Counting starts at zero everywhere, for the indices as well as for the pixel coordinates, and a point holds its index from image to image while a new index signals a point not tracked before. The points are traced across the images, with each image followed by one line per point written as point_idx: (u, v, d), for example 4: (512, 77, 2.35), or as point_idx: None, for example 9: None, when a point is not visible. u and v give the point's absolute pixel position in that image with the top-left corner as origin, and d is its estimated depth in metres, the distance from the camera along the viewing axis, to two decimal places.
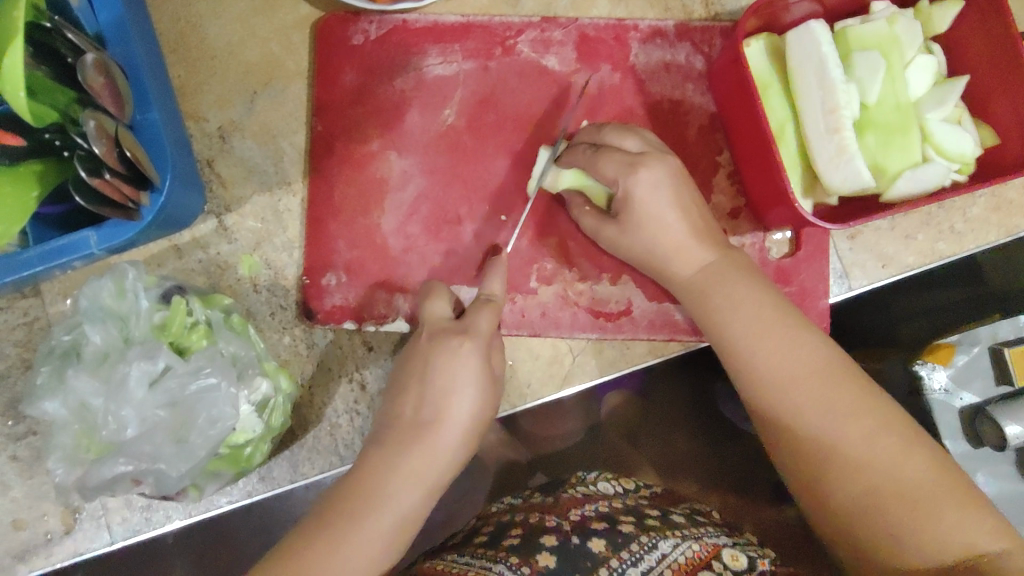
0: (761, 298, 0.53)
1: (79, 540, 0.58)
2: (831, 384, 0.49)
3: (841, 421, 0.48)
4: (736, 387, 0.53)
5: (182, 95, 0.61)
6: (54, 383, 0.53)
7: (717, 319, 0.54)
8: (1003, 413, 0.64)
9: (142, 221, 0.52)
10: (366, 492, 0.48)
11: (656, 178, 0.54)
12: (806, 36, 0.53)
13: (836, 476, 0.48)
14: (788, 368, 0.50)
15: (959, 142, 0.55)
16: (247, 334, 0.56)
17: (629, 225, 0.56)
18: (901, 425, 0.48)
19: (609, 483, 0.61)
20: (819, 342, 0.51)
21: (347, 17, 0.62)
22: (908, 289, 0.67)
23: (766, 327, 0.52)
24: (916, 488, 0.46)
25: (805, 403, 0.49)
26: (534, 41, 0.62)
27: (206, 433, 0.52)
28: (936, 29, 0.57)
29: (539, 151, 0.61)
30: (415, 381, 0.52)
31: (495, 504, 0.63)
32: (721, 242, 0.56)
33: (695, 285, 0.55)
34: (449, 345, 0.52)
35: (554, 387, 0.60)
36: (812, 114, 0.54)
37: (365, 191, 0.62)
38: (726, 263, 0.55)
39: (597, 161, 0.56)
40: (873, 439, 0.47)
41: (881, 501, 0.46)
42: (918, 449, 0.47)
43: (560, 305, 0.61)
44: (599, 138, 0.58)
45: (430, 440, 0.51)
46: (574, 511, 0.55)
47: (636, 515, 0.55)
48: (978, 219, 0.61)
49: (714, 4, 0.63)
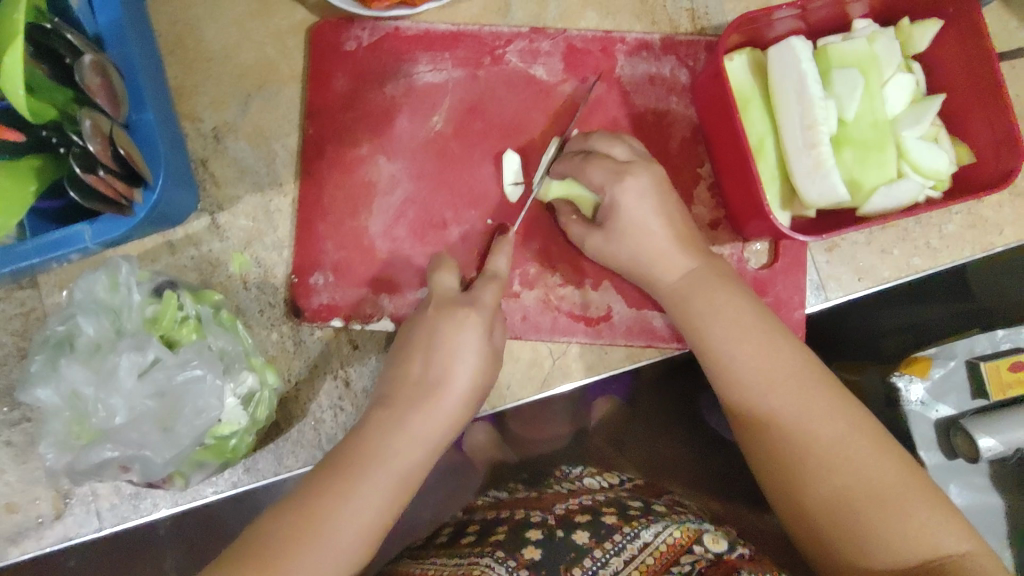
0: (741, 304, 0.54)
1: (68, 525, 0.60)
2: (805, 388, 0.51)
3: (814, 424, 0.49)
4: (715, 391, 0.55)
5: (179, 96, 0.63)
6: (46, 371, 0.55)
7: (698, 322, 0.55)
8: (978, 426, 0.65)
9: (135, 217, 0.53)
10: (355, 467, 0.48)
11: (641, 187, 0.56)
12: (786, 51, 0.54)
13: (807, 477, 0.49)
14: (765, 371, 0.52)
15: (934, 159, 0.56)
16: (236, 330, 0.58)
17: (612, 233, 0.57)
18: (871, 429, 0.49)
19: (593, 478, 0.63)
20: (795, 347, 0.53)
21: (340, 24, 0.64)
22: (897, 300, 0.69)
23: (745, 331, 0.53)
24: (884, 489, 0.47)
25: (779, 406, 0.51)
26: (522, 51, 0.64)
27: (191, 423, 0.54)
28: (915, 48, 0.58)
29: (506, 155, 0.63)
30: (404, 379, 0.53)
31: (482, 498, 0.66)
32: (703, 250, 0.57)
33: (677, 291, 0.56)
34: (455, 315, 0.54)
35: (532, 389, 0.62)
36: (791, 129, 0.55)
37: (354, 194, 0.63)
38: (705, 269, 0.56)
39: (584, 168, 0.57)
40: (844, 442, 0.49)
41: (851, 501, 0.47)
42: (886, 451, 0.49)
43: (541, 309, 0.63)
44: (585, 147, 0.59)
45: (416, 420, 0.51)
46: (558, 504, 0.57)
47: (618, 506, 0.57)
48: (953, 236, 0.62)
49: (700, 19, 0.64)
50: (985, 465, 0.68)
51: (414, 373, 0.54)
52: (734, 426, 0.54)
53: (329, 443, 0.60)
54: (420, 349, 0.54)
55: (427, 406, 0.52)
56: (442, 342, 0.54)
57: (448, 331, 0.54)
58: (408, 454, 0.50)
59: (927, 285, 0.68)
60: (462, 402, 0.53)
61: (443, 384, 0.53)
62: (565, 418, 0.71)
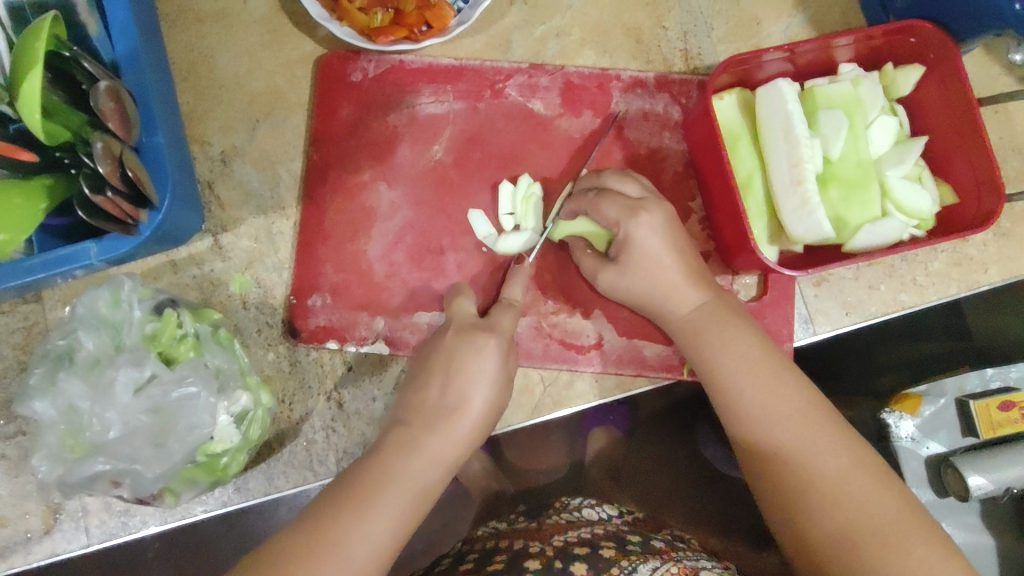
0: (750, 339, 0.55)
1: (57, 540, 0.60)
2: (810, 423, 0.51)
3: (820, 460, 0.50)
4: (724, 424, 0.55)
5: (189, 121, 0.65)
6: (45, 384, 0.55)
7: (708, 355, 0.56)
8: (967, 464, 0.65)
9: (140, 236, 0.54)
10: (365, 496, 0.48)
11: (655, 224, 0.57)
12: (774, 91, 0.56)
13: (813, 509, 0.49)
14: (772, 407, 0.52)
15: (917, 199, 0.58)
16: (232, 348, 0.59)
17: (625, 268, 0.58)
18: (874, 466, 0.50)
19: (594, 509, 0.63)
20: (801, 383, 0.53)
21: (348, 56, 0.66)
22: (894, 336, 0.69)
23: (754, 365, 0.54)
24: (886, 526, 0.47)
25: (785, 440, 0.51)
26: (521, 86, 0.66)
27: (184, 439, 0.54)
28: (899, 91, 0.60)
29: (500, 186, 0.65)
30: (419, 399, 0.54)
31: (482, 527, 0.65)
32: (714, 285, 0.58)
33: (689, 324, 0.57)
34: (474, 341, 0.55)
35: (523, 416, 0.63)
36: (779, 166, 0.56)
37: (355, 219, 0.65)
38: (717, 303, 0.57)
39: (599, 205, 0.59)
40: (847, 476, 0.49)
41: (854, 534, 0.47)
42: (889, 488, 0.49)
43: (533, 335, 0.64)
44: (598, 184, 0.61)
45: (430, 445, 0.51)
46: (557, 536, 0.57)
47: (617, 540, 0.57)
48: (939, 273, 0.63)
49: (694, 58, 0.67)
50: (976, 504, 0.68)
51: (434, 394, 0.54)
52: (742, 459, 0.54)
53: (322, 465, 0.61)
54: (432, 373, 0.55)
55: (442, 433, 0.52)
56: (450, 377, 0.54)
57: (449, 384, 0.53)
58: (418, 479, 0.50)
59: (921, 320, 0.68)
60: (481, 423, 0.54)
61: (461, 410, 0.53)
62: (563, 450, 0.70)
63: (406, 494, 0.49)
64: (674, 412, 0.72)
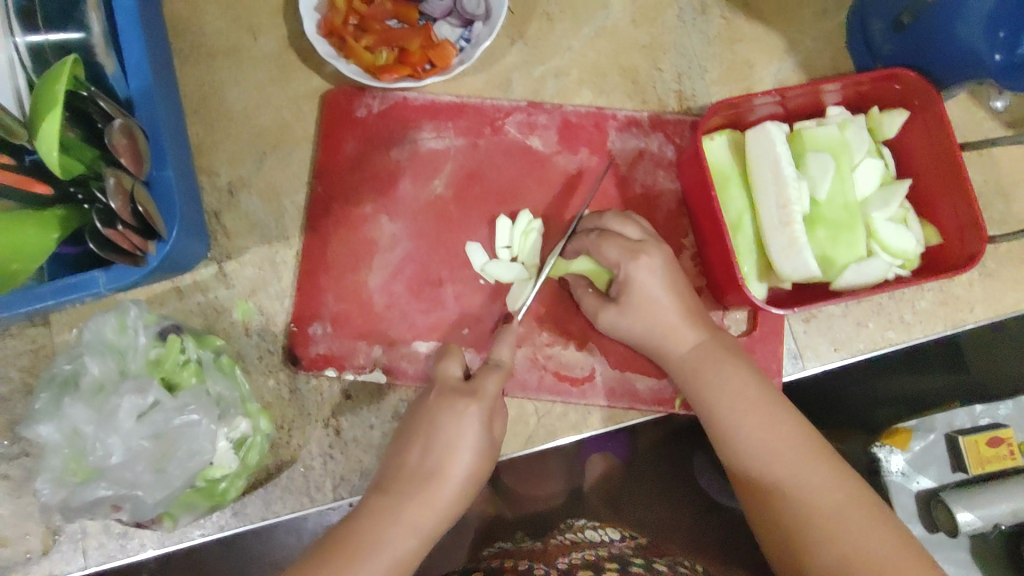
0: (746, 378, 0.56)
1: (55, 561, 0.61)
2: (805, 459, 0.52)
3: (816, 496, 0.51)
4: (724, 463, 0.56)
5: (199, 152, 0.67)
6: (51, 408, 0.57)
7: (705, 393, 0.57)
8: (957, 501, 0.66)
9: (147, 267, 0.56)
10: (366, 541, 0.50)
11: (655, 265, 0.58)
12: (763, 134, 0.58)
13: (811, 543, 0.49)
14: (769, 444, 0.53)
15: (901, 239, 0.59)
16: (234, 375, 0.61)
17: (624, 307, 0.59)
18: (869, 502, 0.50)
19: (596, 531, 0.65)
20: (797, 421, 0.55)
21: (353, 92, 0.68)
22: (892, 367, 0.68)
23: (751, 404, 0.55)
24: (882, 560, 0.47)
25: (783, 476, 0.52)
26: (520, 123, 0.68)
27: (183, 465, 0.56)
28: (885, 134, 0.62)
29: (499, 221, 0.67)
30: (425, 427, 0.55)
31: (489, 547, 0.67)
32: (710, 325, 0.60)
33: (685, 363, 0.58)
34: (455, 406, 0.55)
35: (518, 445, 0.66)
36: (768, 206, 0.58)
37: (356, 250, 0.67)
38: (713, 342, 0.58)
39: (600, 245, 0.60)
40: (842, 512, 0.50)
41: (853, 569, 0.47)
42: (883, 524, 0.49)
43: (528, 366, 0.66)
44: (599, 225, 0.62)
45: (431, 490, 0.53)
46: (561, 558, 0.58)
47: (620, 562, 0.58)
48: (926, 312, 0.67)
49: (687, 99, 0.69)
50: (966, 540, 0.68)
51: (413, 457, 0.54)
52: (741, 496, 0.55)
53: (318, 490, 0.62)
54: (436, 404, 0.56)
55: (442, 472, 0.53)
56: (448, 416, 0.55)
57: (449, 421, 0.54)
58: (418, 525, 0.51)
59: (916, 353, 0.67)
60: (480, 459, 0.55)
61: (461, 443, 0.54)
62: (563, 476, 0.70)
63: (406, 536, 0.51)
64: (675, 438, 0.71)
